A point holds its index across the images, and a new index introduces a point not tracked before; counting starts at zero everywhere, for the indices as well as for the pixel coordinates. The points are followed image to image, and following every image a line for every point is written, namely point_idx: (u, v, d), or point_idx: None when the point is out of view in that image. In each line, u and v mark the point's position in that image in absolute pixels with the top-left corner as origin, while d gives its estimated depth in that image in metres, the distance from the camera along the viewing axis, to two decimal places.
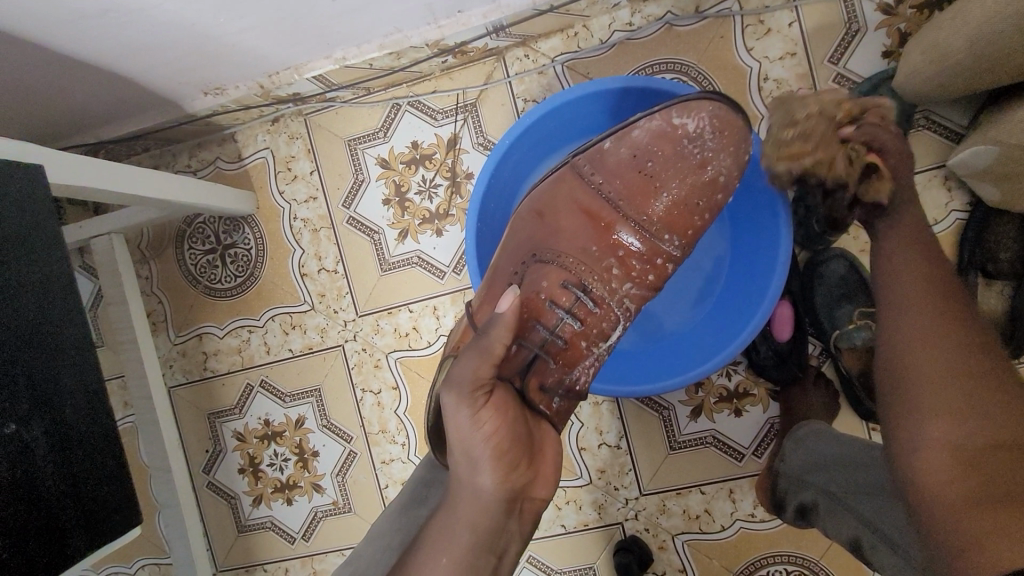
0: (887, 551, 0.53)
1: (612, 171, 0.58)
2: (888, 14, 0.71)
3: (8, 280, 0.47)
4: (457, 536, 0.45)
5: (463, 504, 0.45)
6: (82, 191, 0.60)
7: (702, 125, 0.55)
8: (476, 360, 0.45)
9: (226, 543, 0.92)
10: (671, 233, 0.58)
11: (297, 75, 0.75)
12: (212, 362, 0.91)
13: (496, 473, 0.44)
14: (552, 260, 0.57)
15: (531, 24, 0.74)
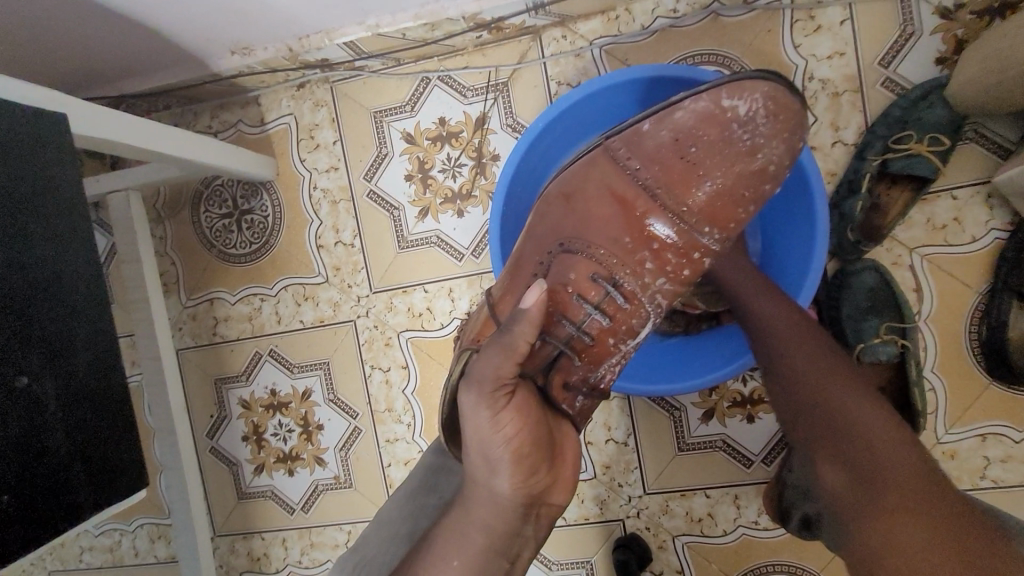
0: None
1: (649, 156, 0.55)
2: (945, 19, 0.68)
3: (26, 228, 0.46)
4: (471, 534, 0.46)
5: (480, 504, 0.46)
6: (103, 143, 0.59)
7: (754, 107, 0.52)
8: (499, 356, 0.43)
9: (226, 508, 0.93)
10: (710, 226, 0.55)
11: (327, 40, 0.73)
12: (222, 328, 0.90)
13: (515, 476, 0.44)
14: (581, 251, 0.55)
15: (572, 3, 0.71)
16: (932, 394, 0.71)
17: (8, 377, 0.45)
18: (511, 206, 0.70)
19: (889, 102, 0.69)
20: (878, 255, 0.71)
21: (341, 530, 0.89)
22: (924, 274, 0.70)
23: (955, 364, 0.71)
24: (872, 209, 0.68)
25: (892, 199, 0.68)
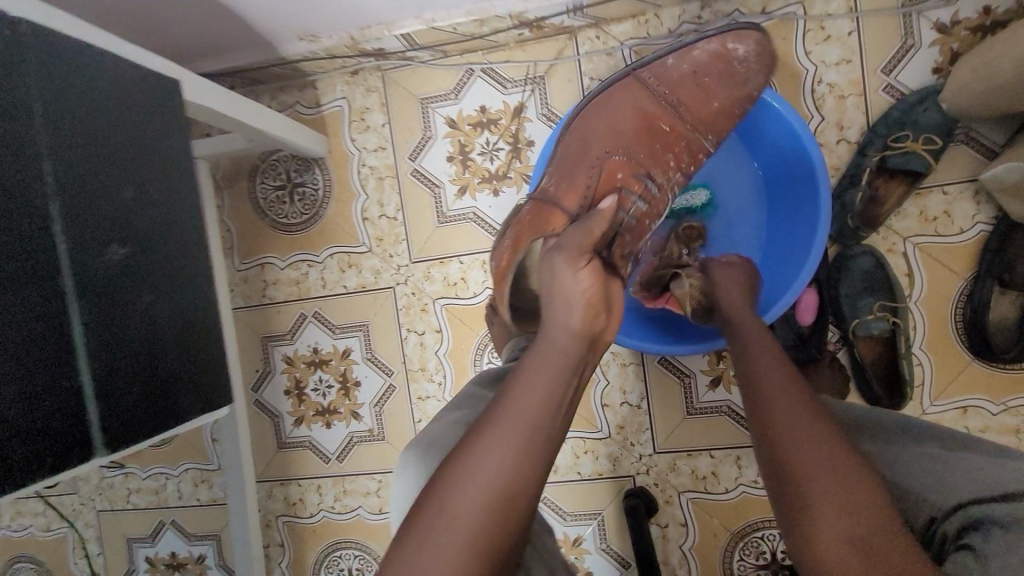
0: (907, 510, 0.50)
1: (674, 83, 0.67)
2: (943, 33, 0.76)
3: None
4: (502, 450, 0.43)
5: (513, 415, 0.45)
6: (209, 114, 0.67)
7: (749, 48, 0.66)
8: (580, 236, 0.51)
9: (266, 456, 1.01)
10: (713, 133, 0.68)
11: (386, 31, 0.81)
12: (271, 290, 0.98)
13: (557, 373, 0.47)
14: (608, 166, 0.63)
15: (607, 7, 0.79)
16: (919, 369, 0.79)
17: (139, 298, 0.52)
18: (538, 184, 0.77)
19: (890, 105, 0.77)
20: (874, 242, 0.79)
21: (372, 479, 0.97)
22: (916, 261, 0.79)
23: (940, 343, 0.79)
24: (870, 200, 0.76)
25: (889, 191, 0.76)
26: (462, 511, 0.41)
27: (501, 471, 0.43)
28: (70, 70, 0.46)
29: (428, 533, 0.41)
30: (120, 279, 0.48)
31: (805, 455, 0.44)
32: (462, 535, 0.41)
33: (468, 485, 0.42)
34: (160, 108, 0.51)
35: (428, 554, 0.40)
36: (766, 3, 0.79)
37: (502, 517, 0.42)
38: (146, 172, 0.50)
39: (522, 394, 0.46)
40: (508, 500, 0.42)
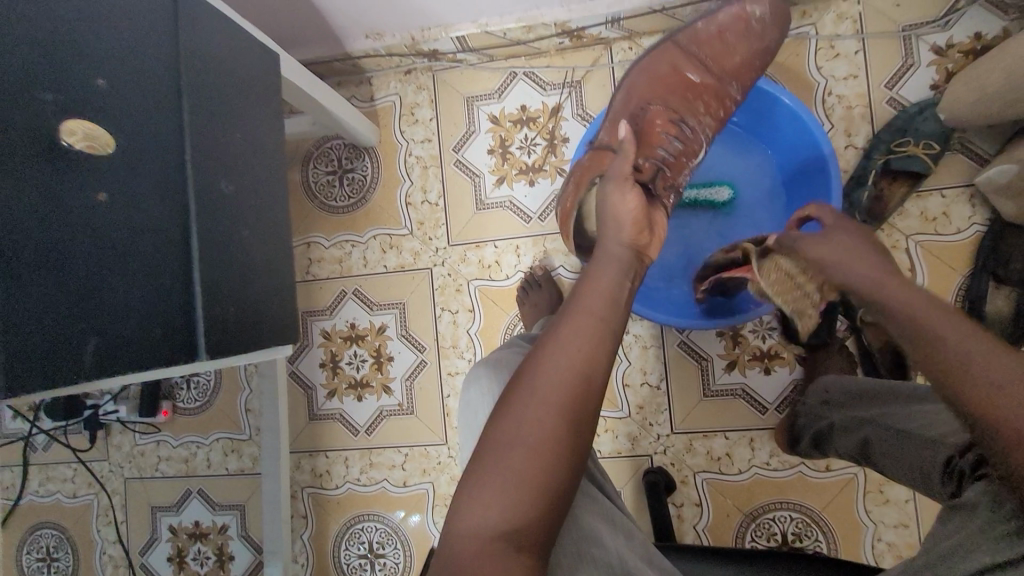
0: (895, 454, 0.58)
1: (702, 42, 0.73)
2: (938, 56, 0.86)
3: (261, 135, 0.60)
4: (574, 340, 0.50)
5: (580, 313, 0.51)
6: (290, 90, 0.75)
7: (763, 10, 0.72)
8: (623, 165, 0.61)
9: (297, 427, 1.05)
10: (737, 81, 0.73)
11: (444, 33, 0.90)
12: (315, 268, 1.05)
13: (614, 279, 0.54)
14: (648, 111, 0.70)
15: (641, 21, 0.89)
16: None
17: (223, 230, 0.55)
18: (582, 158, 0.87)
19: (892, 115, 0.86)
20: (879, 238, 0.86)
21: (399, 453, 1.01)
22: (917, 257, 0.86)
23: None
24: (876, 199, 0.84)
25: (892, 192, 0.84)
26: (543, 389, 0.47)
27: (574, 357, 0.49)
28: (198, 21, 0.51)
29: (514, 409, 0.47)
30: (228, 208, 0.53)
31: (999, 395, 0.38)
32: (545, 408, 0.46)
33: (546, 370, 0.48)
34: (262, 67, 0.59)
35: (515, 424, 0.46)
36: None
37: (578, 396, 0.47)
38: (251, 120, 0.57)
39: (586, 297, 0.53)
40: (581, 382, 0.48)
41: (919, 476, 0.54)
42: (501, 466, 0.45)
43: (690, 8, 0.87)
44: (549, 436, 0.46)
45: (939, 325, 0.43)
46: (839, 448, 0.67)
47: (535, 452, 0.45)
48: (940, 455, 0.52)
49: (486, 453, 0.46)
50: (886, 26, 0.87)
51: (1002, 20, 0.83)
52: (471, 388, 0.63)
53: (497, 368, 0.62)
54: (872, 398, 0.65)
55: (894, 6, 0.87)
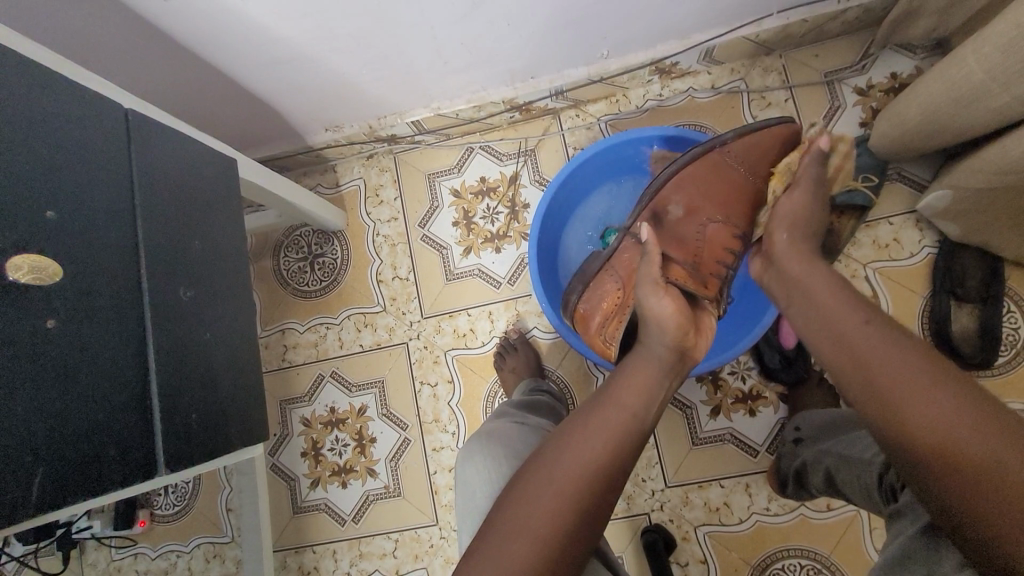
0: (846, 474, 0.62)
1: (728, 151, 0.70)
2: (862, 96, 0.92)
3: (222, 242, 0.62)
4: (597, 431, 0.50)
5: (607, 405, 0.53)
6: (252, 188, 0.78)
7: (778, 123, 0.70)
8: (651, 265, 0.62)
9: (281, 523, 1.01)
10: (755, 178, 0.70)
11: (399, 119, 0.95)
12: (291, 354, 1.04)
13: (649, 383, 0.55)
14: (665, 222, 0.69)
15: (584, 91, 0.95)
16: None
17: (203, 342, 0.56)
18: (548, 217, 0.90)
19: None
20: (839, 269, 0.89)
21: (389, 539, 0.97)
22: (879, 284, 0.88)
23: None
24: (827, 233, 0.88)
25: (843, 225, 0.87)
26: (559, 481, 0.47)
27: (597, 450, 0.49)
28: (152, 142, 0.54)
29: (529, 497, 0.46)
30: (187, 316, 0.54)
31: (955, 422, 0.40)
32: (561, 500, 0.46)
33: (564, 461, 0.48)
34: (218, 175, 0.62)
35: (529, 513, 0.45)
36: (713, 81, 0.96)
37: (597, 494, 0.47)
38: (210, 227, 0.59)
39: (611, 394, 0.54)
40: (603, 483, 0.48)
41: (869, 498, 0.59)
42: (506, 553, 0.43)
43: (627, 75, 0.92)
44: (561, 530, 0.45)
45: (894, 375, 0.44)
46: (812, 485, 0.70)
47: (546, 543, 0.44)
48: (872, 475, 0.57)
49: (511, 513, 0.46)
50: (810, 75, 0.93)
51: (913, 59, 0.90)
52: (467, 467, 0.63)
53: (489, 444, 0.64)
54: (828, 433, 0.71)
55: (815, 56, 0.93)
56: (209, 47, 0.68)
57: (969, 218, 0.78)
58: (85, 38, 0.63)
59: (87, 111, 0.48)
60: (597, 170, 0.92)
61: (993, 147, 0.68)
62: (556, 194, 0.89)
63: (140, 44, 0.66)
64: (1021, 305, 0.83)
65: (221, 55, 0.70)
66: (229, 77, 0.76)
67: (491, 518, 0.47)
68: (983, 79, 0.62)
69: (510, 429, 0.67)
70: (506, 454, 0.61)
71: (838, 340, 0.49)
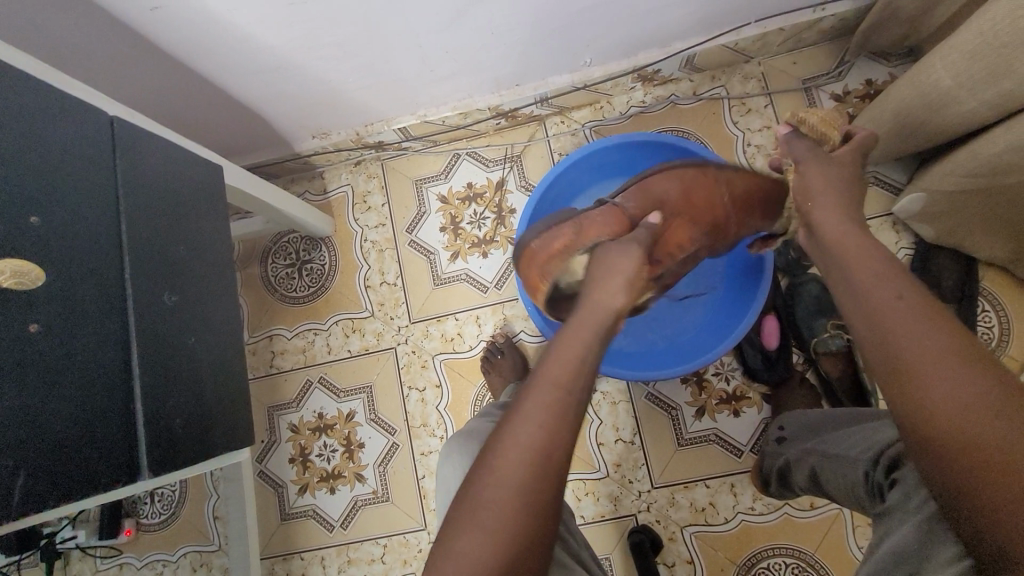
0: (828, 469, 0.62)
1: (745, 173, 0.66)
2: (839, 102, 0.95)
3: (210, 246, 0.62)
4: (534, 415, 0.45)
5: (542, 385, 0.46)
6: (238, 194, 0.78)
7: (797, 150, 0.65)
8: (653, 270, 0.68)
9: (269, 530, 1.00)
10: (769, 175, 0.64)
11: (386, 126, 0.96)
12: (279, 360, 1.04)
13: (582, 337, 0.48)
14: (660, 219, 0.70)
15: (568, 98, 0.97)
16: None
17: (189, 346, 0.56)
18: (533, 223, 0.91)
19: None
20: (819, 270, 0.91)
21: (377, 544, 0.97)
22: None
23: None
24: None
25: None
26: (498, 475, 0.43)
27: (535, 435, 0.44)
28: (137, 149, 0.54)
29: (475, 498, 0.43)
30: (172, 320, 0.55)
31: (952, 384, 0.39)
32: (507, 497, 0.42)
33: (507, 452, 0.44)
34: (204, 181, 0.62)
35: (474, 513, 0.43)
36: (695, 88, 0.98)
37: (543, 478, 0.43)
38: (194, 232, 0.60)
39: (543, 370, 0.48)
40: (549, 467, 0.44)
41: (851, 494, 0.59)
42: (456, 564, 0.42)
43: (610, 82, 0.94)
44: (514, 526, 0.42)
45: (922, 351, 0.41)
46: (796, 482, 0.71)
47: (500, 543, 0.42)
48: (858, 472, 0.57)
49: (464, 517, 0.43)
50: (789, 82, 0.96)
51: (888, 67, 0.93)
52: (449, 462, 0.63)
53: (466, 439, 0.64)
54: (817, 429, 0.69)
55: (793, 63, 0.96)
56: (195, 55, 0.69)
57: (943, 220, 0.80)
58: (69, 46, 0.64)
59: (71, 118, 0.49)
60: (580, 176, 0.93)
61: (963, 151, 0.71)
62: (542, 198, 0.90)
63: (125, 53, 0.66)
64: (994, 304, 0.86)
65: (208, 63, 0.71)
66: (216, 85, 0.77)
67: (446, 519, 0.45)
68: (950, 85, 0.65)
69: (486, 425, 0.67)
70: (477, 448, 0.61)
71: (869, 308, 0.45)
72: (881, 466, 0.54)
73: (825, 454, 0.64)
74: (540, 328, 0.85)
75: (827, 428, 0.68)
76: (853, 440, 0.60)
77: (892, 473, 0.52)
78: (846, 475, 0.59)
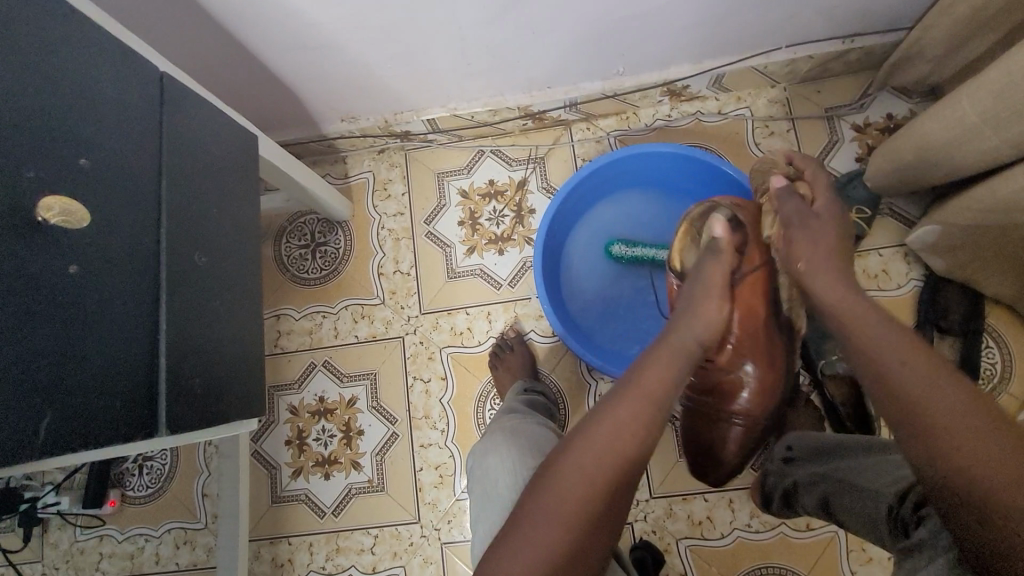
0: (846, 495, 0.63)
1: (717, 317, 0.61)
2: (859, 132, 0.97)
3: (242, 211, 0.62)
4: (627, 421, 0.48)
5: (632, 395, 0.50)
6: (266, 167, 0.79)
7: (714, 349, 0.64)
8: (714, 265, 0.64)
9: (258, 512, 0.99)
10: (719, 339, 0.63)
11: (415, 116, 0.97)
12: (284, 340, 1.03)
13: (668, 369, 0.53)
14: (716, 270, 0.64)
15: (596, 105, 0.98)
16: None
17: (214, 308, 0.56)
18: (554, 224, 0.92)
19: (827, 185, 0.95)
20: None
21: (368, 535, 0.95)
22: None
23: None
24: None
25: None
26: (585, 469, 0.45)
27: (625, 441, 0.47)
28: (183, 107, 0.54)
29: (558, 487, 0.44)
30: (201, 281, 0.54)
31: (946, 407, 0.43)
32: (591, 488, 0.44)
33: (591, 446, 0.46)
34: (241, 148, 0.63)
35: (558, 500, 0.44)
36: (720, 106, 1.00)
37: (625, 483, 0.46)
38: (228, 197, 0.60)
39: (632, 382, 0.51)
40: (629, 474, 0.46)
41: (870, 528, 0.60)
42: (533, 540, 0.42)
43: (639, 94, 0.96)
44: (588, 513, 0.44)
45: (924, 391, 0.44)
46: (802, 505, 0.72)
47: (575, 528, 0.43)
48: (883, 506, 0.58)
49: (542, 497, 0.44)
50: (812, 109, 0.98)
51: (908, 103, 0.96)
52: (487, 457, 0.64)
53: (508, 438, 0.65)
54: (833, 456, 0.71)
55: (817, 92, 0.98)
56: (240, 23, 0.69)
57: (956, 254, 0.82)
58: (119, 1, 0.64)
59: (125, 68, 0.49)
60: (603, 182, 0.94)
61: (982, 187, 0.73)
62: (564, 201, 0.91)
63: (173, 14, 0.67)
64: (998, 341, 0.88)
65: (252, 34, 0.72)
66: (255, 57, 0.77)
67: (518, 503, 0.45)
68: (976, 121, 0.67)
69: (522, 426, 0.68)
70: (518, 447, 0.63)
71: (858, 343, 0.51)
72: (910, 503, 0.55)
73: (844, 481, 0.65)
74: (557, 331, 0.86)
75: (843, 456, 0.69)
76: (877, 475, 0.61)
77: (920, 511, 0.53)
78: (871, 501, 0.60)
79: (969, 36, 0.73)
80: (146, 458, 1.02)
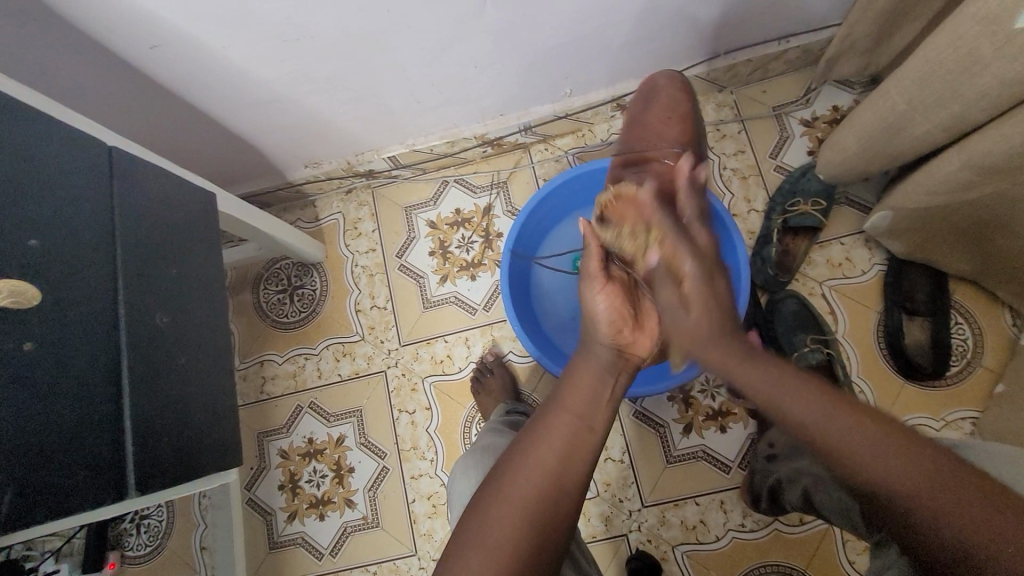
0: (819, 486, 0.64)
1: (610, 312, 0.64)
2: (808, 127, 1.00)
3: (204, 269, 0.64)
4: (546, 439, 0.52)
5: (553, 414, 0.54)
6: (231, 222, 0.81)
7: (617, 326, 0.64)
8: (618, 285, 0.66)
9: (257, 559, 0.99)
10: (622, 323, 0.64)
11: (376, 155, 0.99)
12: (269, 386, 1.05)
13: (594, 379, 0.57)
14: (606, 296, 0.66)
15: (549, 126, 1.01)
16: (862, 396, 0.89)
17: (176, 365, 0.57)
18: (518, 245, 0.94)
19: (782, 181, 0.98)
20: (798, 287, 0.94)
21: (367, 572, 0.95)
22: (835, 300, 0.93)
23: (874, 369, 0.90)
24: (784, 253, 0.93)
25: (797, 246, 0.94)
26: (507, 492, 0.49)
27: (544, 458, 0.51)
28: (134, 178, 0.57)
29: (482, 513, 0.49)
30: (162, 341, 0.56)
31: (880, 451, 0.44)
32: (512, 510, 0.48)
33: (514, 473, 0.50)
34: (198, 207, 0.65)
35: (480, 526, 0.48)
36: None
37: (550, 497, 0.49)
38: (188, 256, 0.62)
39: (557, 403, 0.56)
40: (555, 485, 0.50)
41: (847, 514, 0.61)
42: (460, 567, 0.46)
43: (590, 111, 0.99)
44: (513, 536, 0.47)
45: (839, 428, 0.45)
46: (787, 501, 0.72)
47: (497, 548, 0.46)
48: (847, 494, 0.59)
49: (472, 523, 0.49)
50: (760, 109, 1.01)
51: (852, 93, 0.98)
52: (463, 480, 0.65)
53: (485, 459, 0.67)
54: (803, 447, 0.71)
55: (763, 92, 1.01)
56: (191, 90, 0.73)
57: (911, 237, 0.83)
58: (72, 80, 0.66)
59: (72, 148, 0.51)
60: (564, 199, 0.96)
61: (922, 170, 0.74)
62: (525, 222, 0.92)
63: (123, 85, 0.69)
64: (967, 317, 0.88)
65: (206, 97, 0.75)
66: (209, 118, 0.80)
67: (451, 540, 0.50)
68: (905, 109, 0.68)
69: (499, 446, 0.69)
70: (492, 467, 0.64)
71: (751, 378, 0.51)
72: None
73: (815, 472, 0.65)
74: (531, 353, 0.86)
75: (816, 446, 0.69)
76: None
77: None
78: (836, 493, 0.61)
79: (892, 26, 0.76)
80: (142, 517, 1.03)
